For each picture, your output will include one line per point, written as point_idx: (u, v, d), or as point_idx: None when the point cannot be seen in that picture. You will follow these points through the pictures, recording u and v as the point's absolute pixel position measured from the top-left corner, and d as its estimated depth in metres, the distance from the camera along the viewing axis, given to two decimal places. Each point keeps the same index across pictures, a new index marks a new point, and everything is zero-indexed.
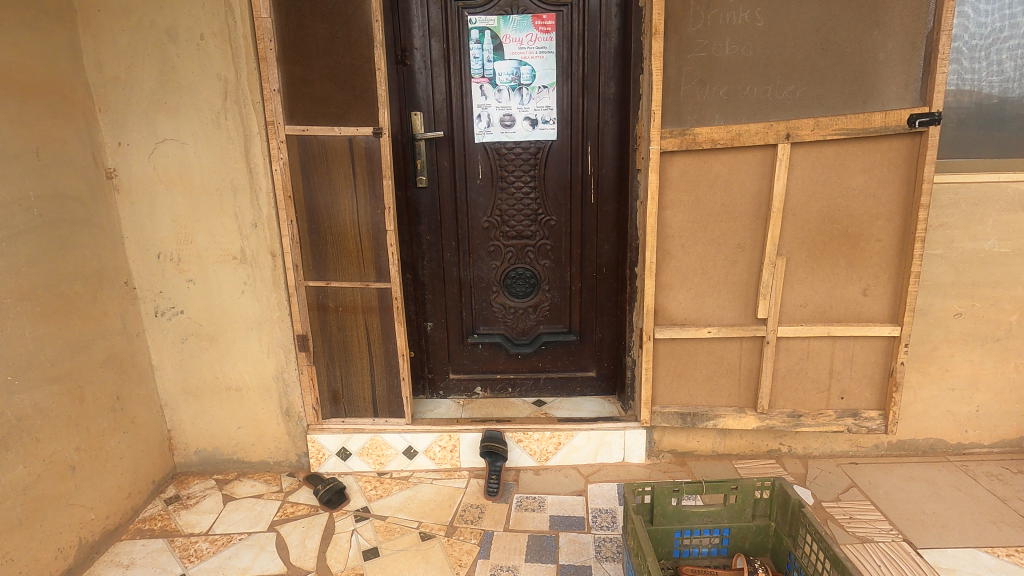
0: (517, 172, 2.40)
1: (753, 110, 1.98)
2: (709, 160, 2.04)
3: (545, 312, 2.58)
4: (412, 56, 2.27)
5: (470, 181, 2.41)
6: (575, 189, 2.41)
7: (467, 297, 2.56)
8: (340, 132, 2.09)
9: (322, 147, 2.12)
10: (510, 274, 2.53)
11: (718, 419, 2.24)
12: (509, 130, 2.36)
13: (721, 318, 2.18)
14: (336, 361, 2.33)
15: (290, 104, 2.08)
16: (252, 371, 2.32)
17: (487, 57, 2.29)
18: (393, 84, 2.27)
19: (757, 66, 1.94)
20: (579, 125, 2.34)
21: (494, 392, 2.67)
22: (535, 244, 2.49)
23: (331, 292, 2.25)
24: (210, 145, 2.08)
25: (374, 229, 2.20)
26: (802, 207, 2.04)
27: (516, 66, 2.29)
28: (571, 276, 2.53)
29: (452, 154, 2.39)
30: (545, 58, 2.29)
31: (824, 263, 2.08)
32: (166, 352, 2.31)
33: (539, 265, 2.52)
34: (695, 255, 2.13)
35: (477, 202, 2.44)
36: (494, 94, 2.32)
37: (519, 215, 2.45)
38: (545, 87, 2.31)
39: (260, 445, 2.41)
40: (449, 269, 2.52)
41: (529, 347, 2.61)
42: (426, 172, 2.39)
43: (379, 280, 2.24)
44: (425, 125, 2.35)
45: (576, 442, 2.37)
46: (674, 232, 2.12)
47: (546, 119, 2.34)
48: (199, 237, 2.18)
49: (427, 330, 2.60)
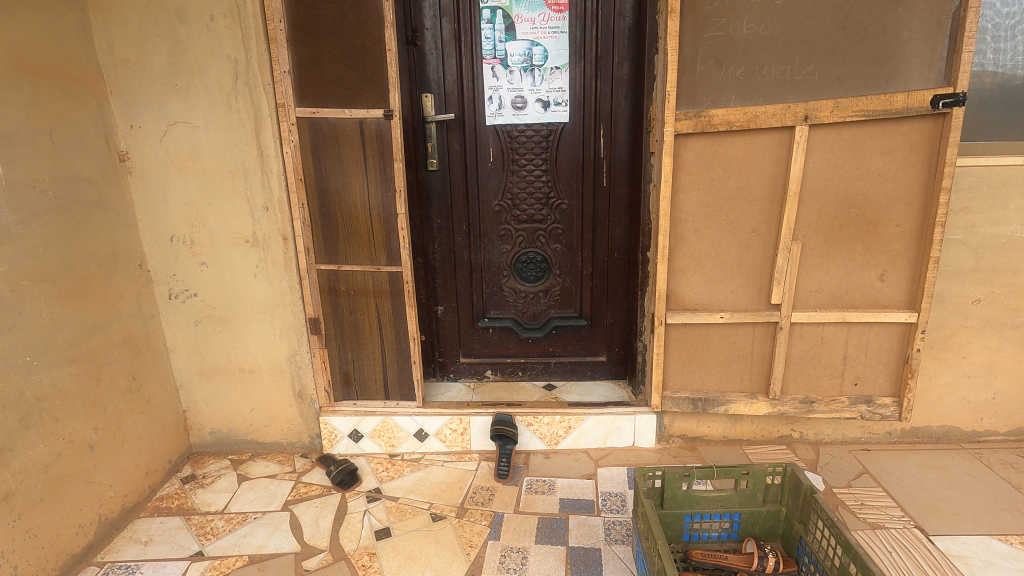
0: (529, 155, 2.38)
1: (771, 91, 1.94)
2: (724, 142, 2.01)
3: (556, 296, 2.56)
4: (423, 36, 2.24)
5: (481, 164, 2.39)
6: (587, 172, 2.38)
7: (477, 281, 2.55)
8: (350, 114, 2.07)
9: (332, 129, 2.10)
10: (521, 258, 2.52)
11: (729, 404, 2.24)
12: (521, 112, 2.32)
13: (734, 304, 2.16)
14: (348, 344, 2.34)
15: (301, 85, 2.06)
16: (265, 353, 2.34)
17: (498, 38, 2.25)
18: (403, 64, 2.25)
19: (776, 45, 1.90)
20: (592, 106, 2.31)
21: (504, 376, 2.68)
22: (546, 228, 2.47)
23: (342, 276, 2.25)
24: (221, 128, 2.08)
25: (385, 213, 2.19)
26: (818, 191, 2.00)
27: (527, 47, 2.26)
28: (582, 260, 2.51)
29: (463, 137, 2.36)
30: (557, 38, 2.25)
31: (840, 248, 2.05)
32: (180, 334, 2.33)
33: (550, 250, 2.50)
34: (709, 239, 2.11)
35: (488, 185, 2.42)
36: (505, 75, 2.29)
37: (530, 198, 2.43)
38: (558, 68, 2.28)
39: (273, 427, 2.45)
40: (460, 253, 2.50)
41: (539, 331, 2.60)
42: (437, 155, 2.37)
43: (390, 264, 2.24)
44: (436, 107, 2.32)
45: (587, 426, 2.38)
46: (687, 216, 2.10)
47: (558, 101, 2.31)
48: (211, 221, 2.19)
49: (438, 314, 2.59)
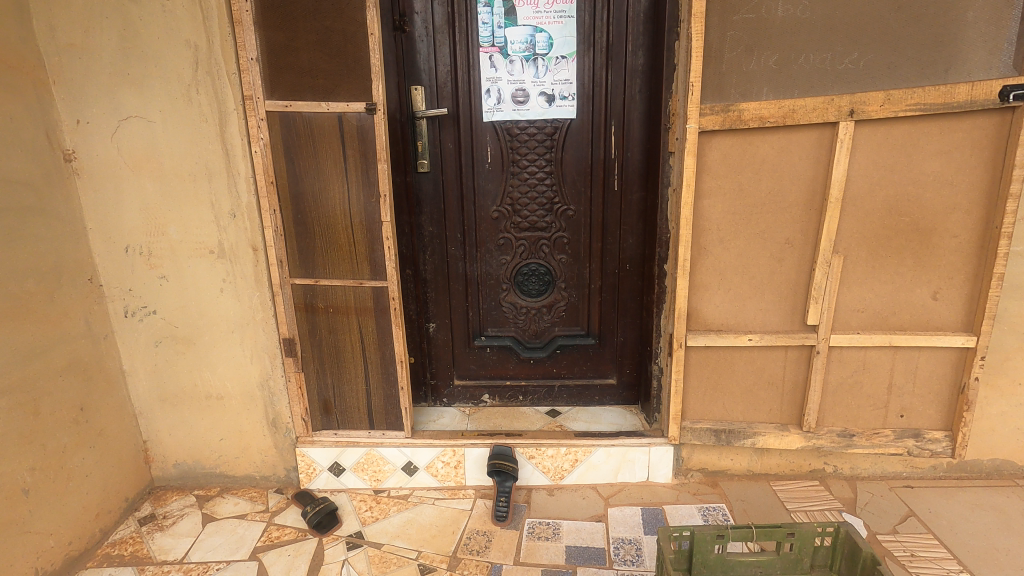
0: (531, 155, 2.12)
1: (809, 82, 1.69)
2: (755, 141, 1.76)
3: (561, 312, 2.30)
4: (413, 22, 1.99)
5: (478, 166, 2.14)
6: (596, 175, 2.13)
7: (473, 296, 2.29)
8: (328, 108, 1.80)
9: (308, 126, 1.83)
10: (522, 270, 2.25)
11: (757, 437, 1.99)
12: (522, 107, 2.07)
13: (763, 325, 1.91)
14: (327, 368, 2.08)
15: (272, 75, 1.79)
16: (235, 378, 2.09)
17: (498, 23, 1.99)
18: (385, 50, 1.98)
19: (815, 29, 1.65)
20: (602, 101, 2.05)
21: (503, 400, 2.41)
22: (550, 237, 2.21)
23: (319, 291, 1.98)
24: (181, 123, 1.82)
25: (368, 220, 1.91)
26: (864, 197, 1.75)
27: (529, 35, 2.00)
28: (590, 273, 2.25)
29: (458, 135, 2.11)
30: (564, 24, 1.99)
31: (889, 262, 1.79)
32: (138, 357, 2.07)
33: (554, 261, 2.24)
34: (736, 251, 1.86)
35: (485, 189, 2.16)
36: (505, 65, 2.03)
37: (533, 203, 2.17)
38: (564, 58, 2.02)
39: (245, 459, 2.19)
40: (454, 264, 2.25)
41: (542, 351, 2.34)
42: (428, 155, 2.11)
43: (373, 278, 1.96)
44: (427, 101, 2.07)
45: (595, 459, 2.13)
46: (711, 225, 1.85)
47: (563, 95, 2.05)
48: (171, 229, 1.93)
49: (430, 332, 2.33)
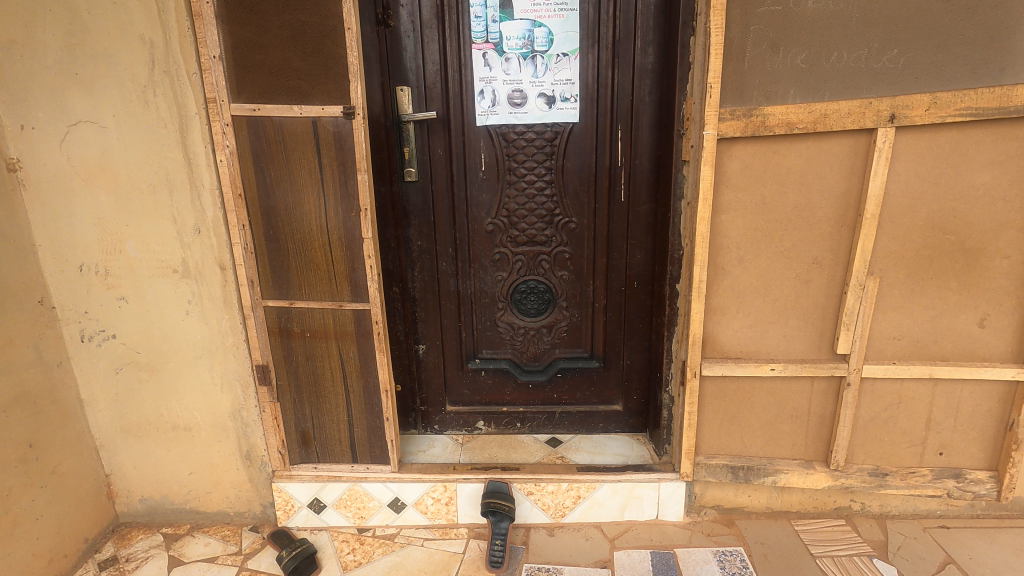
0: (529, 162, 1.93)
1: (843, 83, 1.49)
2: (781, 149, 1.57)
3: (562, 333, 2.11)
4: (397, 15, 1.79)
5: (471, 174, 1.94)
6: (600, 184, 1.94)
7: (466, 315, 2.10)
8: (301, 112, 1.59)
9: (278, 131, 1.62)
10: (519, 287, 2.06)
11: (778, 475, 1.80)
12: (519, 109, 1.87)
13: (787, 353, 1.72)
14: (305, 397, 1.89)
15: (238, 75, 1.59)
16: (204, 407, 1.90)
17: (492, 17, 1.79)
18: (364, 48, 1.79)
19: (851, 23, 1.46)
20: (607, 103, 1.86)
21: (499, 427, 2.23)
22: (550, 252, 2.02)
23: (295, 314, 1.79)
24: (137, 129, 1.63)
25: (347, 237, 1.70)
26: (904, 212, 1.55)
27: (527, 30, 1.80)
28: (594, 290, 2.06)
29: (448, 140, 1.91)
30: (565, 17, 1.79)
31: (930, 285, 1.59)
32: (98, 385, 1.88)
33: (555, 278, 2.04)
34: (757, 271, 1.67)
35: (479, 199, 1.97)
36: (501, 63, 1.83)
37: (531, 215, 1.98)
38: (566, 55, 1.82)
39: (217, 494, 2.01)
40: (445, 281, 2.06)
41: (541, 374, 2.15)
42: (415, 162, 1.92)
43: (354, 300, 1.77)
44: (415, 103, 1.87)
45: (599, 496, 1.94)
46: (730, 242, 1.66)
47: (565, 96, 1.86)
48: (130, 246, 1.73)
49: (419, 354, 2.14)
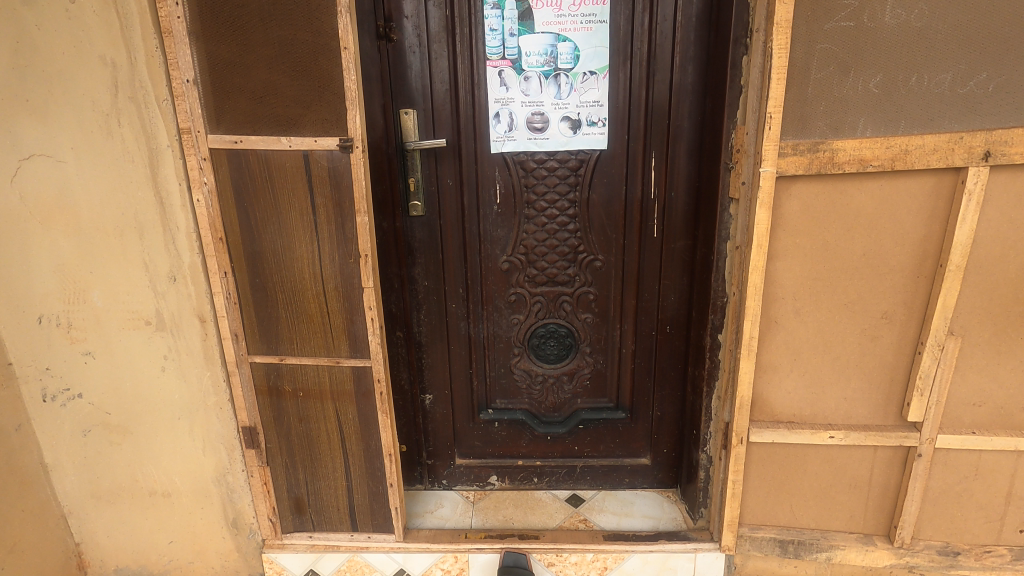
0: (550, 194, 1.70)
1: (926, 114, 1.28)
2: (850, 189, 1.34)
3: (584, 381, 1.90)
4: (401, 28, 1.56)
5: (484, 207, 1.72)
6: (631, 218, 1.72)
7: (478, 362, 1.89)
8: (290, 145, 1.37)
9: (264, 167, 1.39)
10: (538, 331, 1.84)
11: (834, 551, 1.59)
12: (540, 135, 1.65)
13: (848, 417, 1.51)
14: (299, 460, 1.68)
15: (215, 102, 1.36)
16: (184, 472, 1.68)
17: (509, 30, 1.56)
18: (362, 66, 1.56)
19: (937, 44, 1.24)
20: (640, 128, 1.63)
21: (514, 483, 2.01)
22: (573, 293, 1.80)
23: (286, 371, 1.57)
24: (99, 163, 1.39)
25: (345, 286, 1.48)
26: (992, 263, 1.33)
27: (549, 45, 1.57)
28: (620, 335, 1.84)
29: (459, 170, 1.68)
30: (593, 31, 1.56)
31: (1018, 345, 1.38)
32: (63, 448, 1.65)
33: (577, 321, 1.83)
34: (817, 326, 1.46)
35: (494, 235, 1.75)
36: (519, 83, 1.61)
37: (552, 253, 1.76)
38: (594, 73, 1.60)
39: (201, 565, 1.79)
40: (454, 325, 1.84)
41: (561, 426, 1.94)
42: (422, 195, 1.70)
43: (353, 356, 1.55)
44: (421, 128, 1.65)
45: (628, 567, 1.73)
46: (785, 293, 1.44)
47: (592, 120, 1.63)
48: (95, 295, 1.51)
49: (426, 404, 1.93)
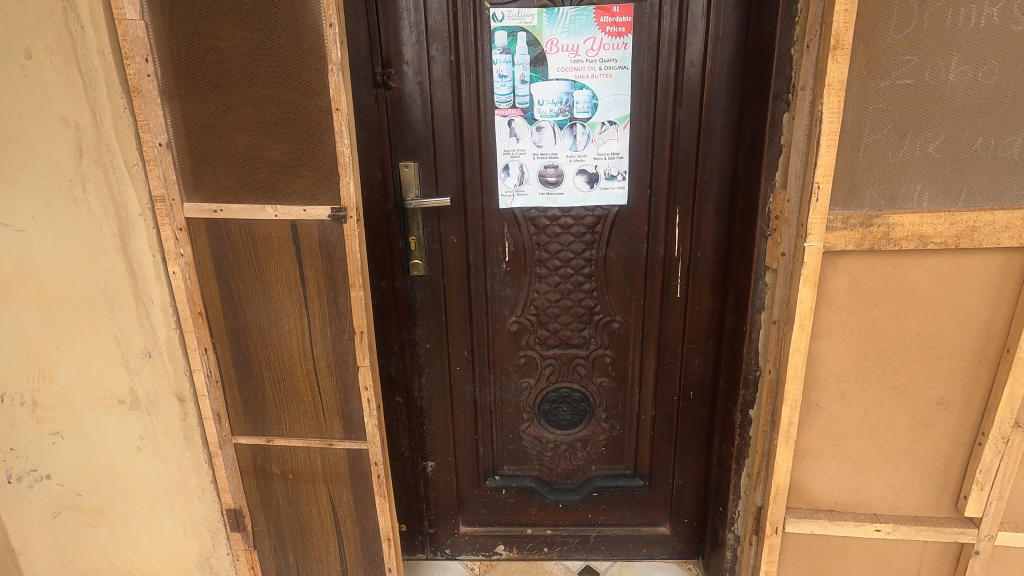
0: (564, 252, 1.55)
1: (994, 185, 1.13)
2: (906, 265, 1.19)
3: (599, 448, 1.75)
4: (401, 75, 1.41)
5: (491, 266, 1.58)
6: (652, 278, 1.57)
7: (485, 427, 1.74)
8: (276, 213, 1.22)
9: (247, 237, 1.25)
10: (549, 396, 1.70)
11: None
12: (553, 189, 1.50)
13: (896, 508, 1.36)
14: (289, 544, 1.53)
15: (192, 166, 1.21)
16: (163, 557, 1.53)
17: (520, 76, 1.42)
18: (358, 116, 1.42)
19: (1011, 107, 1.09)
20: (663, 182, 1.48)
21: (522, 552, 1.87)
22: (588, 357, 1.65)
23: (273, 452, 1.43)
24: (62, 230, 1.23)
25: (338, 364, 1.33)
26: None
27: (565, 93, 1.42)
28: (639, 400, 1.70)
29: (464, 226, 1.54)
30: (613, 77, 1.41)
31: None
32: (31, 529, 1.46)
33: (592, 386, 1.69)
34: (863, 411, 1.31)
35: (502, 295, 1.60)
36: (530, 133, 1.46)
37: (566, 314, 1.61)
38: (613, 123, 1.45)
39: None
40: (459, 389, 1.70)
41: (574, 494, 1.79)
42: (423, 253, 1.55)
43: (348, 438, 1.40)
44: (423, 181, 1.50)
45: None
46: (829, 375, 1.30)
47: (610, 173, 1.48)
48: (62, 372, 1.35)
49: (428, 471, 1.79)
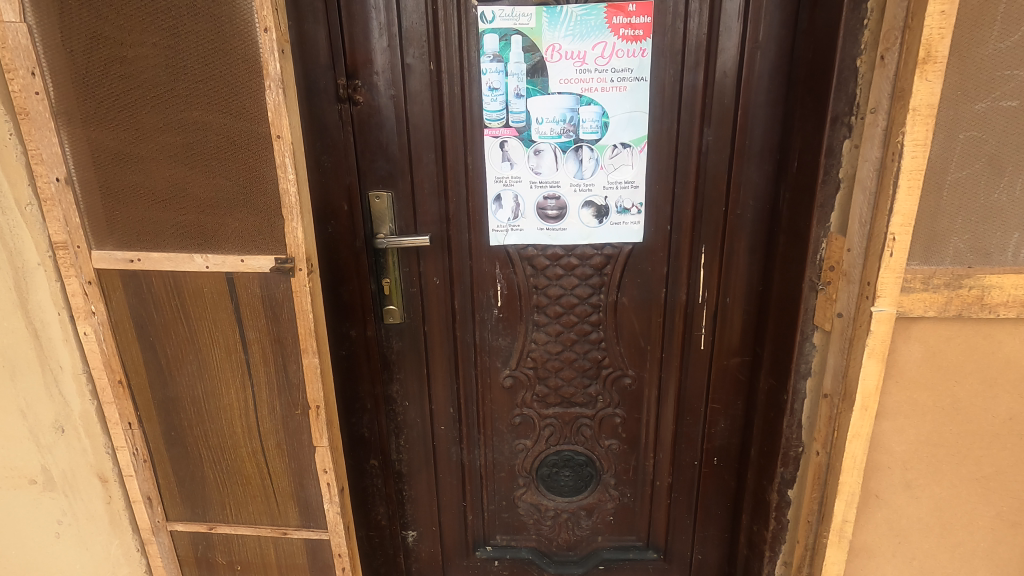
0: (567, 297, 1.31)
1: None
2: (998, 334, 0.95)
3: (606, 518, 1.51)
4: (370, 87, 1.17)
5: (481, 311, 1.33)
6: (670, 328, 1.33)
7: (474, 493, 1.50)
8: (208, 264, 0.98)
9: (174, 292, 1.01)
10: (548, 459, 1.46)
11: None
12: (554, 224, 1.25)
13: None
14: None
15: (101, 206, 0.97)
16: None
17: (515, 90, 1.17)
18: (318, 138, 1.18)
19: None
20: (687, 216, 1.24)
21: None
22: (594, 416, 1.41)
23: (217, 540, 1.19)
24: None
25: (290, 442, 1.09)
26: None
27: (569, 110, 1.18)
28: (653, 465, 1.45)
29: (448, 266, 1.29)
30: (627, 91, 1.16)
31: None
32: None
33: (599, 449, 1.44)
34: (934, 505, 1.06)
35: (493, 345, 1.36)
36: (527, 158, 1.21)
37: (568, 368, 1.37)
38: (627, 146, 1.20)
39: None
40: (443, 451, 1.46)
41: (577, 568, 1.55)
42: (399, 297, 1.31)
43: (306, 526, 1.16)
44: (398, 214, 1.25)
45: None
46: (894, 463, 1.05)
47: (623, 205, 1.24)
48: None
49: (408, 541, 1.55)
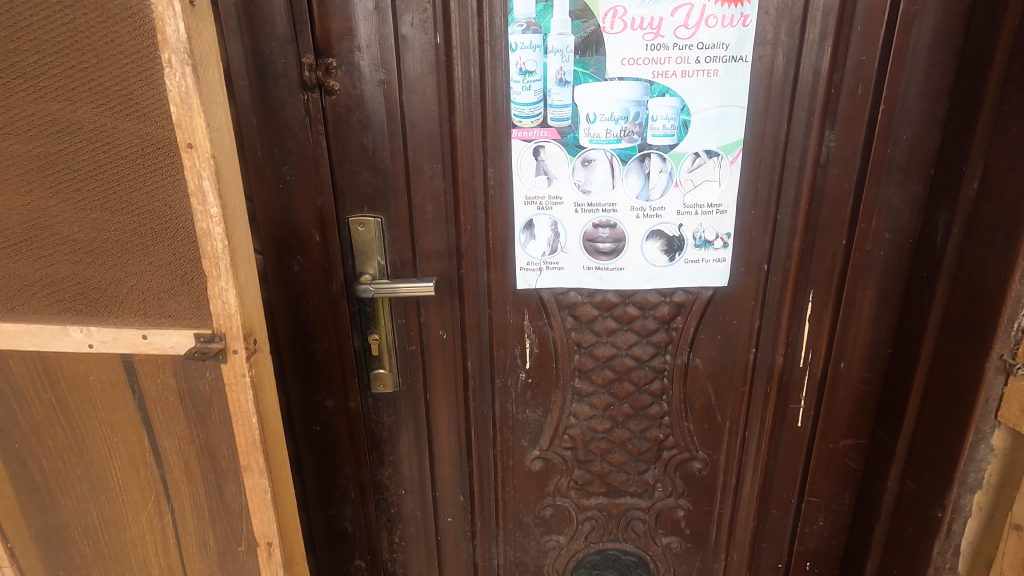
0: (620, 357, 0.96)
1: None
2: None
3: None
4: (350, 70, 0.82)
5: (502, 375, 0.98)
6: (759, 399, 0.98)
7: None
8: (93, 342, 0.64)
9: (42, 381, 0.66)
10: (587, 560, 1.11)
11: None
12: (607, 262, 0.90)
13: None
14: None
15: None
16: None
17: (557, 74, 0.81)
18: (276, 142, 0.83)
19: None
20: (792, 253, 0.89)
21: None
22: (649, 508, 1.07)
23: None
24: None
25: None
26: None
27: (634, 103, 0.82)
28: (725, 568, 1.11)
29: (460, 316, 0.94)
30: (719, 77, 0.81)
31: None
32: None
33: (655, 548, 1.10)
34: None
35: (518, 419, 1.01)
36: (571, 170, 0.86)
37: (619, 449, 1.02)
38: (713, 155, 0.85)
39: None
40: (450, 549, 1.11)
41: None
42: (393, 358, 0.96)
43: None
44: (391, 246, 0.90)
45: None
46: None
47: (703, 236, 0.89)
48: None
49: None
